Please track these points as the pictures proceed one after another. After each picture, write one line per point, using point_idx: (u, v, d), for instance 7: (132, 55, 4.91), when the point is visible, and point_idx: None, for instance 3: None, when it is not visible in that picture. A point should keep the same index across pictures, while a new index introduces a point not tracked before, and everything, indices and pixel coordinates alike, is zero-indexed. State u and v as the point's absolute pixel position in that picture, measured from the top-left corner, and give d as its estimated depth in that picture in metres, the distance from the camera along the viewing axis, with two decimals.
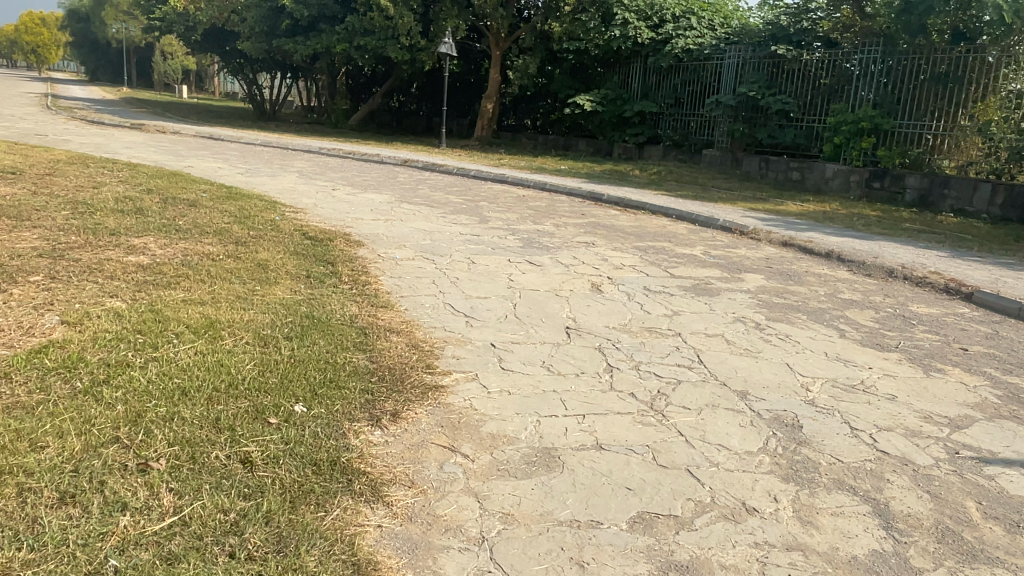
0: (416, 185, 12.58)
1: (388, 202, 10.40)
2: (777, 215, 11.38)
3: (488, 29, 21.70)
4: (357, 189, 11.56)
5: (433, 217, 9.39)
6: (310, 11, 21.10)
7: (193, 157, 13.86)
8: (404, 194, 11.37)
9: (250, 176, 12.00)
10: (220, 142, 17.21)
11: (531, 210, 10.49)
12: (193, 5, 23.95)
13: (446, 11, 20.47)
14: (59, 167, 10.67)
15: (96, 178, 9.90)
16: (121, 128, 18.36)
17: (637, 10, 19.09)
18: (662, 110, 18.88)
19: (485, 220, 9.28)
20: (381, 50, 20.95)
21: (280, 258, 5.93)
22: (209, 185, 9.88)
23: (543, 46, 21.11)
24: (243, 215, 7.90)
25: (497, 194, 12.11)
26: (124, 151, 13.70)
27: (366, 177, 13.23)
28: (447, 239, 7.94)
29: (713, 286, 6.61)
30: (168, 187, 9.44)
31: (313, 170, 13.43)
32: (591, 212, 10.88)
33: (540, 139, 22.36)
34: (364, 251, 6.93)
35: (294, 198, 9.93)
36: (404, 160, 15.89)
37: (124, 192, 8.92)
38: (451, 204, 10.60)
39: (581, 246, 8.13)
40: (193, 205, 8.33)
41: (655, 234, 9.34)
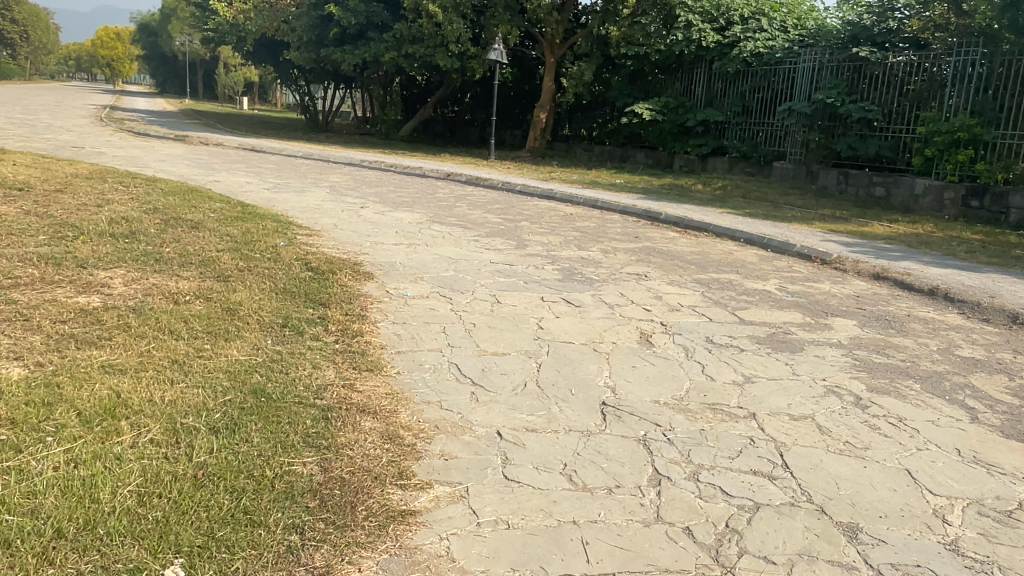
0: (454, 202, 11.57)
1: (418, 222, 9.38)
2: (862, 238, 9.92)
3: (542, 35, 20.62)
4: (389, 206, 10.62)
5: (464, 240, 8.33)
6: (358, 19, 20.46)
7: (225, 170, 13.20)
8: (439, 212, 10.35)
9: (277, 191, 11.20)
10: (260, 155, 16.59)
11: (577, 232, 9.32)
12: (244, 15, 23.64)
13: (498, 17, 19.48)
14: (75, 182, 10.03)
15: (107, 195, 9.18)
16: (165, 141, 18.00)
17: (701, 12, 17.70)
18: (728, 119, 17.44)
19: (523, 245, 8.16)
20: (430, 57, 20.13)
21: (260, 297, 4.92)
22: (224, 204, 9.08)
23: (600, 52, 19.94)
24: (245, 239, 7.01)
25: (542, 213, 10.97)
26: (155, 164, 13.11)
27: (403, 193, 12.29)
28: (475, 270, 6.85)
29: (791, 338, 5.32)
30: (178, 205, 8.67)
31: (347, 185, 12.57)
32: (646, 234, 9.63)
33: (596, 150, 21.14)
34: (371, 286, 5.89)
35: (315, 217, 9.03)
36: (447, 173, 14.91)
37: (127, 211, 8.17)
38: (487, 225, 9.52)
39: (632, 278, 6.93)
40: (194, 227, 7.49)
41: (719, 262, 8.05)
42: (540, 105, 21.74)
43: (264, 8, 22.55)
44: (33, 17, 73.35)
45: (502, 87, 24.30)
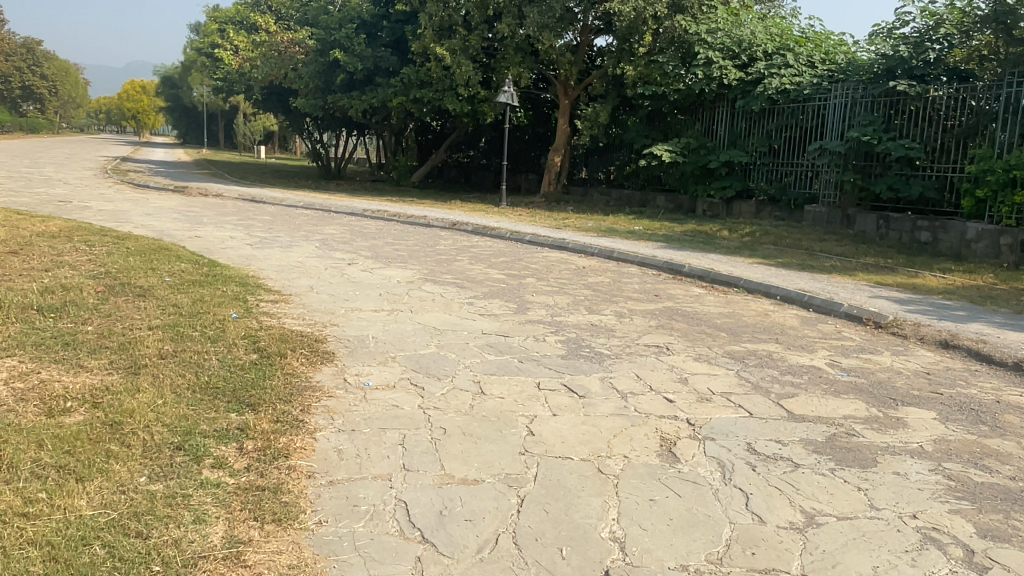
0: (454, 255, 10.51)
1: (407, 280, 8.31)
2: (916, 293, 8.67)
3: (556, 77, 19.85)
4: (381, 261, 9.58)
5: (456, 303, 7.21)
6: (365, 64, 19.88)
7: (213, 224, 12.31)
8: (434, 268, 9.29)
9: (260, 246, 10.24)
10: (259, 206, 15.75)
11: (589, 291, 8.19)
12: (250, 62, 23.23)
13: (508, 59, 18.65)
14: (37, 241, 9.13)
15: (63, 256, 8.23)
16: (163, 193, 17.27)
17: (721, 48, 16.74)
18: (754, 160, 16.36)
19: (523, 310, 7.02)
20: (439, 102, 19.51)
21: (168, 400, 3.84)
22: (191, 265, 8.10)
23: (616, 93, 19.06)
24: (193, 310, 5.96)
25: (551, 266, 9.85)
26: (139, 219, 12.24)
27: (401, 244, 11.27)
28: (461, 345, 5.70)
29: (858, 444, 4.09)
30: (135, 267, 7.69)
31: (341, 238, 11.59)
32: (666, 291, 8.47)
33: (614, 194, 20.14)
34: (327, 373, 4.76)
35: (291, 278, 8.02)
36: (453, 222, 13.90)
37: (73, 275, 7.20)
38: (485, 283, 8.41)
39: (651, 353, 5.74)
40: (140, 295, 6.47)
41: (753, 328, 6.84)
42: (554, 149, 20.86)
43: (272, 55, 21.99)
44: (60, 73, 75.05)
45: (516, 131, 23.50)
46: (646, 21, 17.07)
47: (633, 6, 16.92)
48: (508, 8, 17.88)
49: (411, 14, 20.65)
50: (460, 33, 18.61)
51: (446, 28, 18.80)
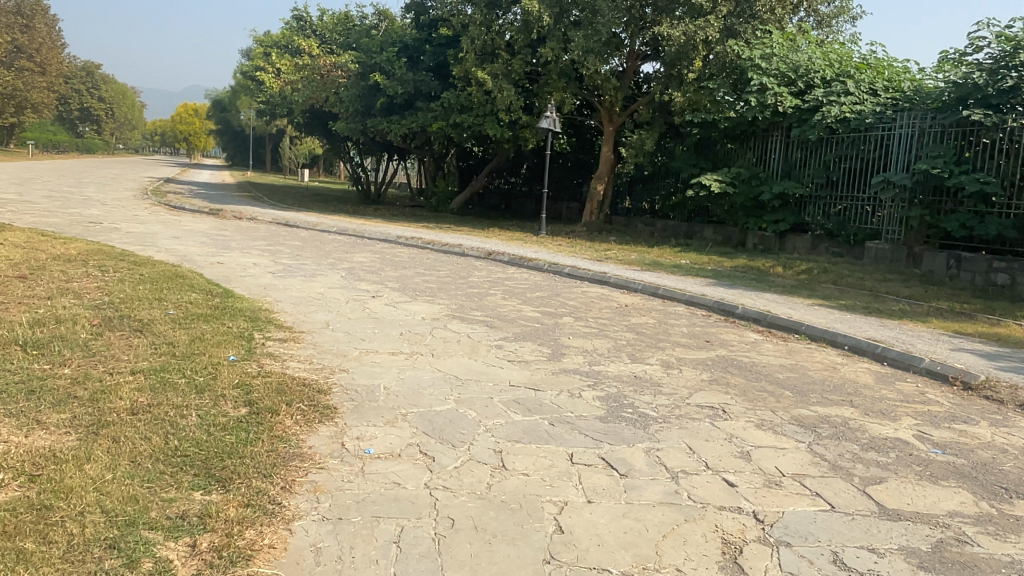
0: (487, 288, 9.81)
1: (433, 317, 7.64)
2: (1003, 346, 7.67)
3: (600, 103, 19.24)
4: (407, 294, 8.93)
5: (484, 346, 6.49)
6: (405, 87, 19.53)
7: (240, 249, 11.88)
8: (464, 303, 8.61)
9: (283, 275, 9.69)
10: (291, 231, 15.34)
11: (633, 335, 7.40)
12: (292, 86, 23.16)
13: (552, 83, 18.05)
14: (51, 265, 8.71)
15: (72, 282, 7.76)
16: (198, 216, 17.02)
17: (776, 74, 15.91)
18: (810, 192, 15.42)
19: (558, 356, 6.26)
20: (479, 127, 18.93)
21: (118, 473, 3.17)
22: (203, 296, 7.55)
23: (663, 120, 18.33)
24: (189, 350, 5.34)
25: (590, 304, 9.09)
26: (165, 243, 11.85)
27: (431, 275, 10.63)
28: (484, 399, 4.96)
29: (974, 558, 3.23)
30: (142, 297, 7.15)
31: (370, 266, 11.01)
32: (718, 336, 7.63)
33: (658, 225, 19.30)
34: (323, 434, 4.05)
35: (308, 311, 7.42)
36: (489, 251, 13.24)
37: (73, 304, 6.68)
38: (518, 322, 7.67)
39: (705, 417, 4.90)
40: (137, 330, 5.90)
41: (821, 386, 5.97)
42: (597, 177, 20.15)
43: (314, 79, 21.74)
44: (117, 96, 77.35)
45: (558, 157, 22.88)
46: (696, 46, 16.35)
47: (683, 30, 16.25)
48: (552, 32, 17.35)
49: (454, 38, 20.30)
50: (503, 57, 18.13)
51: (488, 52, 18.34)
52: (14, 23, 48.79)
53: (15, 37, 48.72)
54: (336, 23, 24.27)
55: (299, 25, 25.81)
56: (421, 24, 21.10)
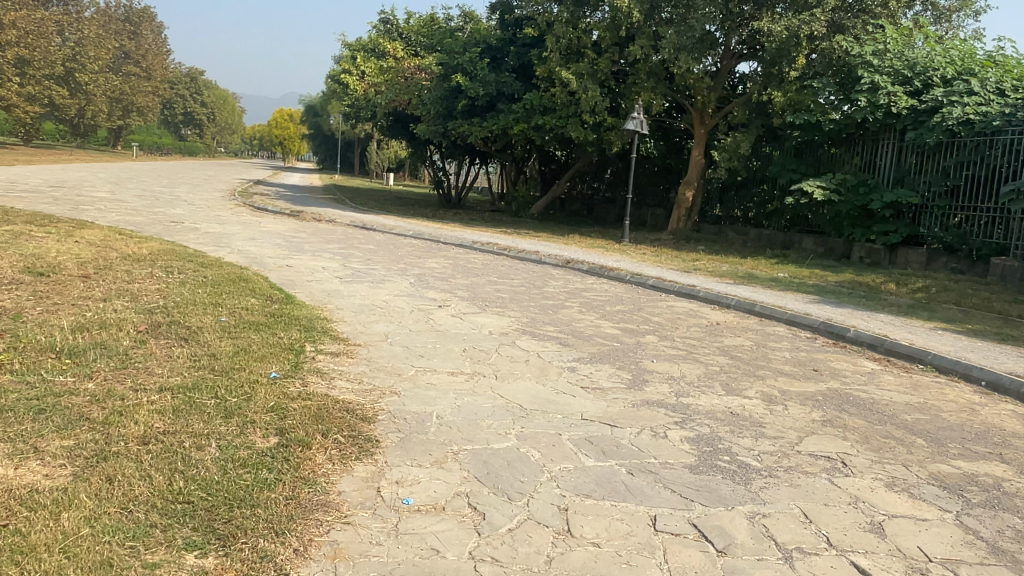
0: (563, 300, 9.08)
1: (501, 331, 6.97)
2: None
3: (692, 104, 18.20)
4: (477, 305, 8.29)
5: (555, 368, 5.75)
6: (487, 89, 19.04)
7: (312, 252, 11.56)
8: (536, 316, 7.92)
9: (350, 280, 9.25)
10: (367, 234, 15.06)
11: (726, 360, 6.52)
12: (375, 88, 23.07)
13: (640, 83, 17.16)
14: (119, 264, 8.54)
15: (133, 284, 7.50)
16: (278, 218, 17.05)
17: (889, 71, 14.51)
18: (925, 202, 13.96)
19: (639, 383, 5.45)
20: (562, 129, 18.20)
21: (97, 528, 2.60)
22: (262, 300, 7.13)
23: (760, 122, 17.13)
24: (230, 365, 4.83)
25: (676, 320, 8.21)
26: (240, 244, 11.69)
27: (505, 284, 9.98)
28: (550, 437, 4.22)
29: None
30: (196, 301, 6.78)
31: (441, 273, 10.46)
32: (827, 365, 6.65)
33: (751, 234, 18.07)
34: (357, 477, 3.42)
35: (368, 322, 6.89)
36: (568, 259, 12.49)
37: (125, 307, 6.36)
38: (596, 340, 6.89)
39: (819, 473, 4.04)
40: (182, 340, 5.46)
41: (960, 435, 4.95)
42: (686, 182, 19.09)
43: (398, 81, 21.54)
44: (218, 102, 80.94)
45: (645, 162, 21.91)
46: (799, 42, 15.15)
47: (784, 25, 15.10)
48: (642, 30, 16.49)
49: (539, 38, 19.70)
50: (589, 56, 17.36)
51: (574, 51, 17.62)
52: (123, 31, 52.57)
53: (123, 43, 52.69)
54: (421, 25, 24.08)
55: (386, 28, 25.76)
56: (505, 24, 20.59)
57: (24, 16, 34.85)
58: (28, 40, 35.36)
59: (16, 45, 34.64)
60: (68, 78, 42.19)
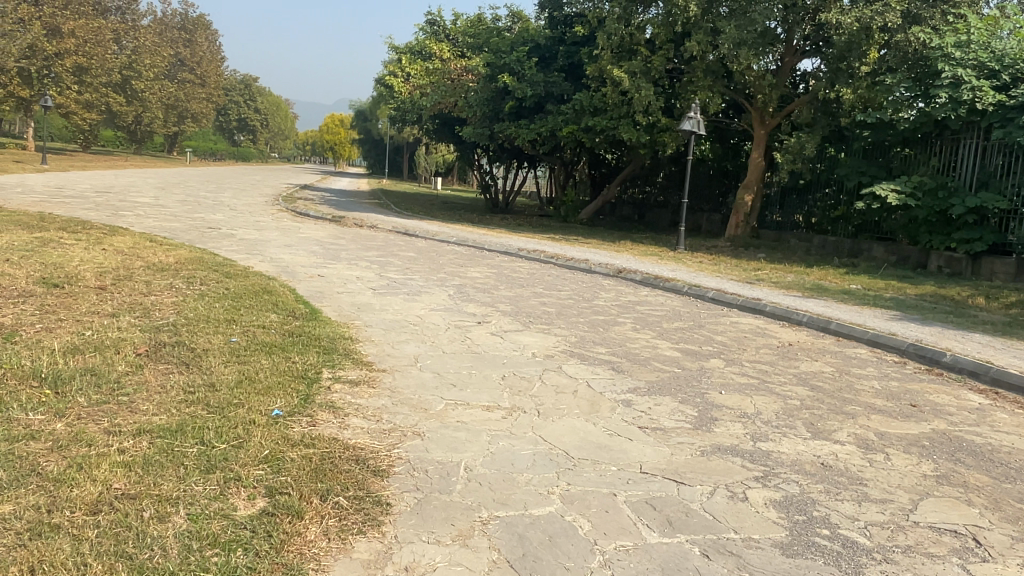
0: (614, 315, 8.25)
1: (546, 353, 6.18)
2: None
3: (752, 103, 17.13)
4: (519, 320, 7.53)
5: (607, 401, 4.94)
6: (535, 89, 18.31)
7: (347, 259, 10.97)
8: (585, 334, 7.11)
9: (384, 291, 8.59)
10: (409, 241, 14.46)
11: (806, 391, 5.61)
12: (420, 91, 22.47)
13: (696, 81, 16.18)
14: (141, 275, 8.06)
15: (149, 297, 6.95)
16: (319, 223, 16.62)
17: (973, 64, 13.30)
18: (1015, 206, 12.68)
19: (707, 423, 4.61)
20: (613, 130, 17.28)
21: None
22: (283, 316, 6.50)
23: (827, 121, 15.98)
24: (229, 398, 4.17)
25: (742, 340, 7.30)
26: (275, 251, 11.19)
27: (550, 296, 9.20)
28: (602, 499, 3.42)
29: None
30: (211, 316, 6.18)
31: (482, 284, 9.73)
32: (927, 401, 5.68)
33: (816, 240, 16.91)
34: (357, 563, 2.69)
35: (397, 341, 6.19)
36: (619, 268, 11.63)
37: (131, 324, 5.80)
38: (652, 365, 6.05)
39: (949, 557, 3.15)
40: (183, 366, 4.85)
41: None
42: (744, 186, 18.01)
43: (443, 83, 20.97)
44: (271, 108, 82.25)
45: (700, 164, 20.86)
46: (871, 34, 14.04)
47: (855, 17, 14.02)
48: (699, 24, 15.52)
49: (589, 36, 18.86)
50: (642, 53, 16.47)
51: (626, 49, 16.76)
52: (178, 39, 53.59)
53: (178, 51, 53.76)
54: (468, 26, 23.41)
55: (432, 30, 25.08)
56: (554, 22, 19.83)
57: (83, 25, 35.72)
58: (86, 48, 36.19)
59: (75, 53, 35.51)
60: (124, 86, 43.15)
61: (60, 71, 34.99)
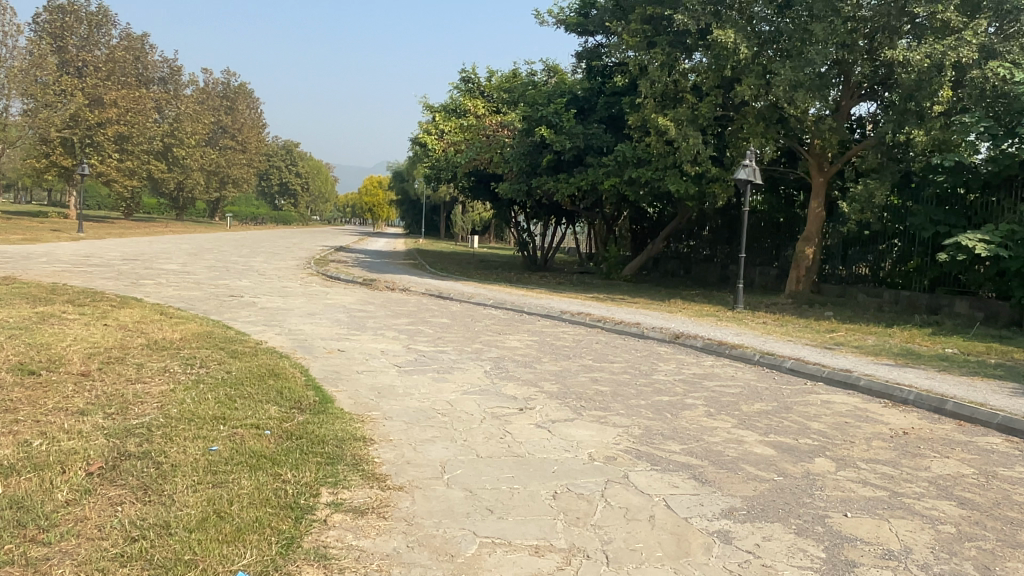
0: (680, 393, 6.97)
1: (606, 452, 4.93)
2: None
3: (809, 149, 15.91)
4: (568, 403, 6.30)
5: (697, 534, 3.66)
6: (574, 141, 17.44)
7: (374, 329, 9.91)
8: (652, 421, 5.84)
9: (411, 368, 7.47)
10: (443, 305, 13.41)
11: (954, 510, 4.26)
12: (453, 147, 21.78)
13: (749, 128, 15.07)
14: (134, 356, 7.06)
15: (134, 387, 5.91)
16: (350, 287, 15.74)
17: None
18: None
19: (844, 574, 3.31)
20: (659, 182, 16.20)
21: None
22: (286, 409, 5.38)
23: (895, 166, 14.67)
24: (181, 551, 3.02)
25: (844, 430, 5.98)
26: (295, 321, 10.21)
27: (603, 369, 7.97)
28: None
29: None
30: (197, 412, 5.08)
31: (523, 355, 8.56)
32: None
33: (888, 296, 15.43)
34: None
35: (420, 437, 5.01)
36: (677, 334, 10.34)
37: (97, 426, 4.74)
38: (743, 469, 4.75)
39: None
40: (139, 491, 3.73)
41: None
42: (804, 238, 16.66)
43: (477, 139, 20.18)
44: (312, 172, 83.75)
45: (751, 215, 19.63)
46: (944, 71, 12.88)
47: (925, 53, 12.88)
48: (750, 67, 14.44)
49: (629, 86, 18.03)
50: (688, 101, 15.47)
51: (670, 97, 15.79)
52: (220, 107, 54.79)
53: (220, 118, 54.97)
54: (503, 81, 22.77)
55: (467, 87, 24.48)
56: (592, 73, 19.09)
57: (124, 94, 36.70)
58: (127, 116, 36.91)
59: (118, 123, 36.27)
60: (166, 154, 43.89)
61: (102, 139, 35.70)
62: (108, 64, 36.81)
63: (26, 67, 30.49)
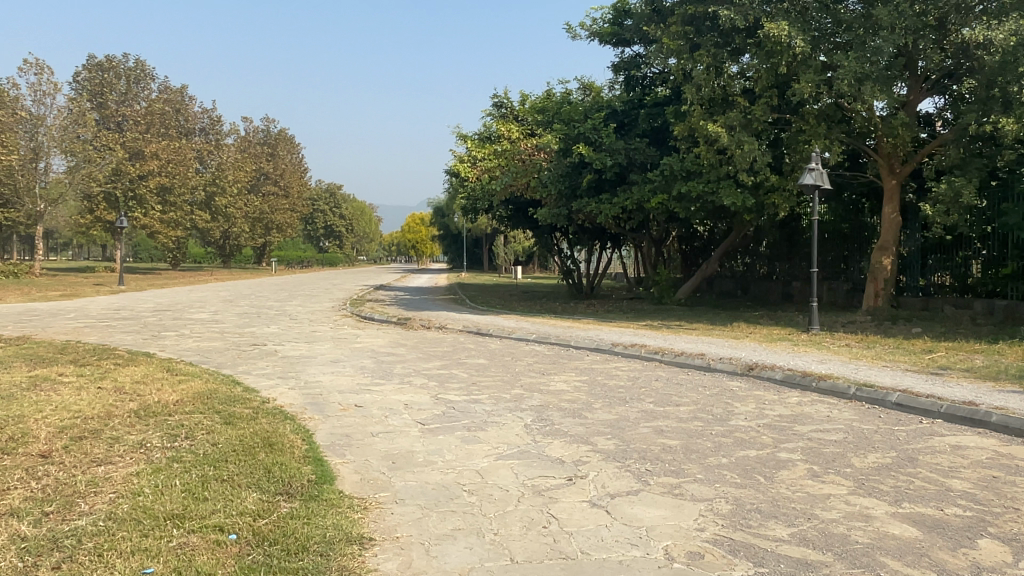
0: (769, 446, 5.59)
1: (688, 546, 3.61)
2: None
3: (878, 149, 14.34)
4: (630, 467, 5.00)
5: None
6: (616, 158, 16.31)
7: (400, 377, 8.74)
8: (741, 490, 4.49)
9: (439, 425, 6.26)
10: (481, 344, 12.23)
11: None
12: (487, 174, 20.71)
13: (810, 130, 13.66)
14: (113, 426, 6.02)
15: (95, 471, 4.81)
16: (384, 329, 14.71)
17: None
18: None
19: None
20: (712, 196, 14.86)
21: None
22: (268, 495, 4.18)
23: (981, 161, 12.97)
24: None
25: (1000, 490, 4.55)
26: (314, 372, 9.12)
27: (670, 415, 6.64)
28: None
29: None
30: (150, 510, 3.92)
31: (570, 401, 7.26)
32: None
33: (982, 307, 13.64)
34: None
35: (437, 533, 3.77)
36: (750, 365, 8.89)
37: (16, 538, 3.62)
38: (885, 567, 3.38)
39: None
40: None
41: None
42: (879, 247, 14.98)
43: (513, 164, 19.07)
44: (356, 214, 84.30)
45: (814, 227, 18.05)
46: None
47: (1009, 30, 11.30)
48: (807, 63, 13.08)
49: (672, 96, 16.82)
50: (740, 106, 14.18)
51: (719, 103, 14.54)
52: (262, 154, 55.37)
53: (262, 165, 54.57)
54: (537, 103, 21.72)
55: (501, 113, 23.52)
56: (631, 85, 17.94)
57: (165, 146, 37.06)
58: (169, 168, 37.20)
59: (159, 174, 36.56)
60: (209, 203, 44.24)
61: (145, 193, 36.00)
62: (148, 117, 37.32)
63: (69, 126, 30.91)
